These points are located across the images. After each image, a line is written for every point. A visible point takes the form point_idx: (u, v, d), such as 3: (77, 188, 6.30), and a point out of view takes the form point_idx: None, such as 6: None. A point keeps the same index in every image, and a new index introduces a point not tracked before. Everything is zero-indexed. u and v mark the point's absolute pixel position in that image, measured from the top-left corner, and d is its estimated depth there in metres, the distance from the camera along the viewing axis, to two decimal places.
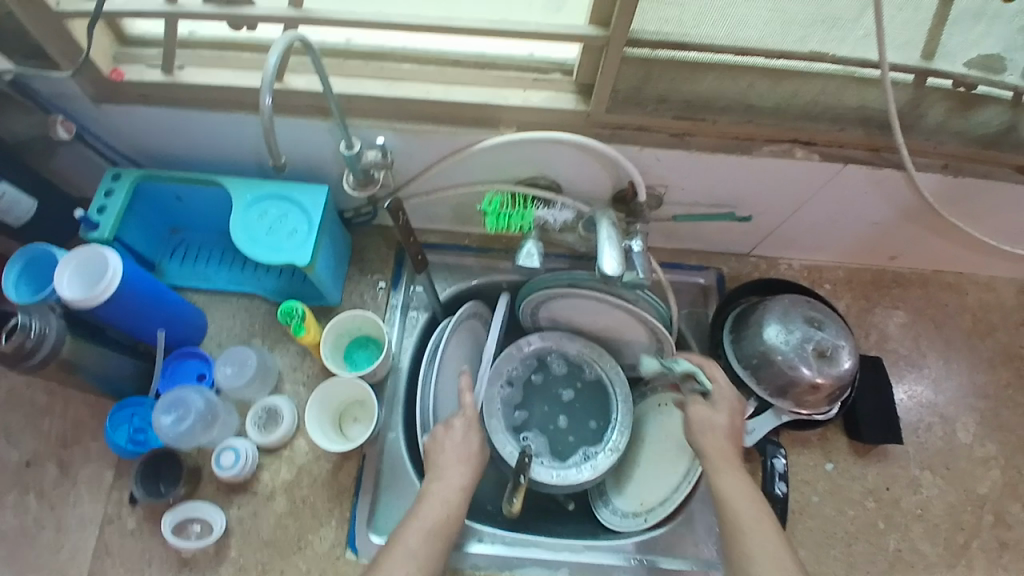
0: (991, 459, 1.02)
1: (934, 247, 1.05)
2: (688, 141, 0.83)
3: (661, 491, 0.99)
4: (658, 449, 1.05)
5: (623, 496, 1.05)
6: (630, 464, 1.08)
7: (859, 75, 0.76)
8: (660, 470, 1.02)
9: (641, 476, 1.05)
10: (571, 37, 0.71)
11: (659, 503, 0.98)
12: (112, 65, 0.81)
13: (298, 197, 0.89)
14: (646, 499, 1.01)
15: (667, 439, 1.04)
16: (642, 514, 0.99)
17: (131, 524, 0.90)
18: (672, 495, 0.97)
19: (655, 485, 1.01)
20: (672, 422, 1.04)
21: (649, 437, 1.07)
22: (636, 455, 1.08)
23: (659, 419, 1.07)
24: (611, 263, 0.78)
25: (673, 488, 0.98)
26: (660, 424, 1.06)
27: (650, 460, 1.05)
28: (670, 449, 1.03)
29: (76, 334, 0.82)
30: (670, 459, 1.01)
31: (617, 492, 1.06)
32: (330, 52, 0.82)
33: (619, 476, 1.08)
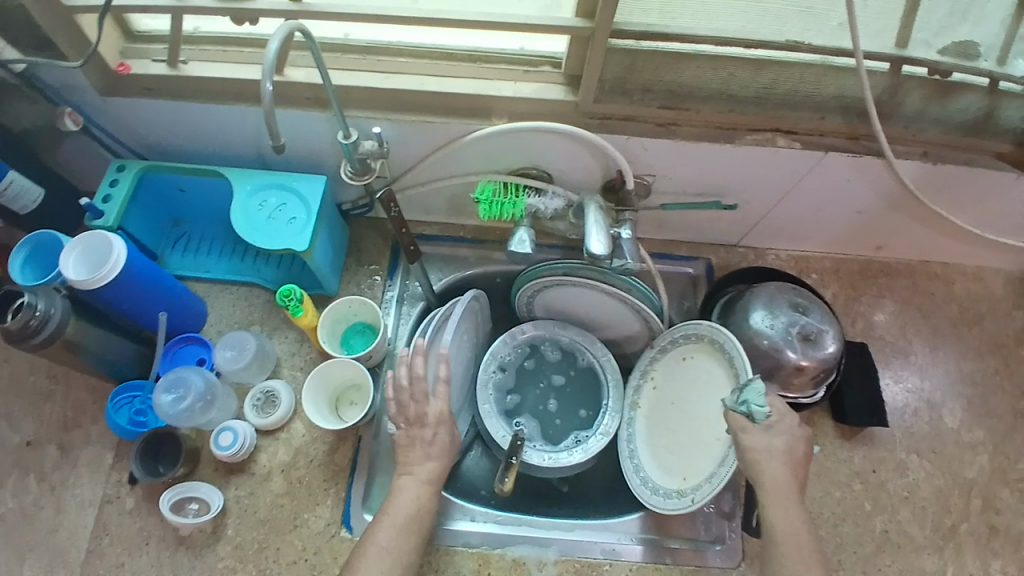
0: (979, 445, 1.04)
1: (918, 236, 1.08)
2: (674, 130, 0.85)
3: (704, 463, 0.90)
4: (690, 414, 0.96)
5: (662, 471, 0.97)
6: (656, 430, 1.00)
7: (835, 64, 0.80)
8: (698, 439, 0.93)
9: (679, 447, 0.96)
10: (556, 28, 0.74)
11: (704, 479, 0.89)
12: (119, 59, 0.85)
13: (299, 187, 0.92)
14: (688, 473, 0.92)
15: (699, 401, 0.95)
16: (689, 494, 0.90)
17: (130, 503, 0.93)
18: (717, 471, 0.87)
19: (699, 457, 0.92)
20: (704, 379, 0.95)
21: (676, 400, 0.99)
22: (665, 423, 1.00)
23: (684, 375, 0.98)
24: (598, 245, 0.81)
25: (719, 462, 0.87)
26: (687, 383, 0.97)
27: (685, 427, 0.96)
28: (705, 411, 0.94)
29: (80, 316, 0.85)
30: (710, 424, 0.92)
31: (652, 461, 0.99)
32: (329, 47, 0.86)
33: (649, 442, 1.01)
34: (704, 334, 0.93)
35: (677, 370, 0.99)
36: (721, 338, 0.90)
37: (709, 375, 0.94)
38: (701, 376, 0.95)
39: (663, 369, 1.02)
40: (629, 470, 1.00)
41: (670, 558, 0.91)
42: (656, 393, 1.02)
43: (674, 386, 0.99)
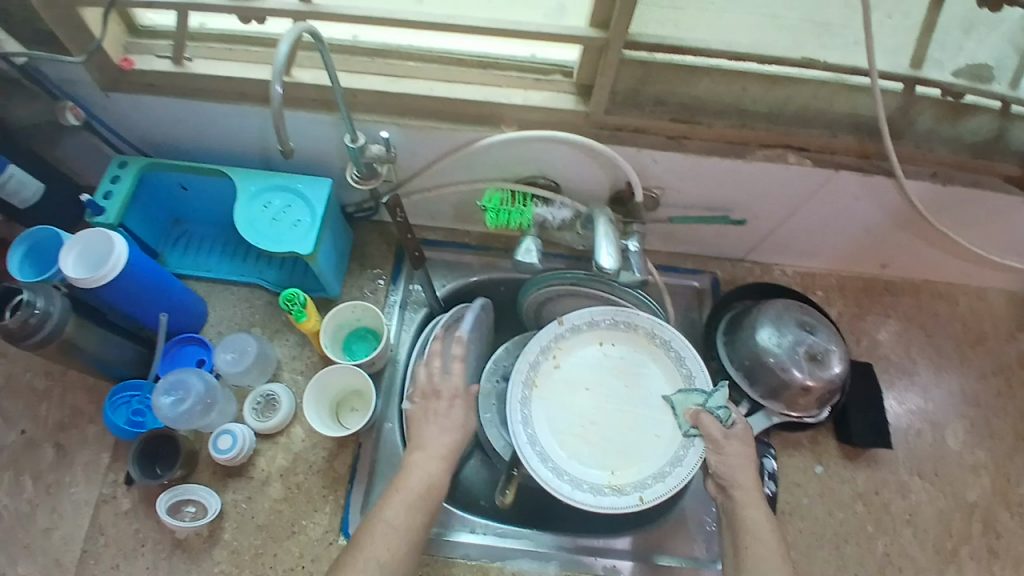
0: (981, 467, 1.03)
1: (925, 255, 1.07)
2: (684, 144, 0.85)
3: (641, 460, 0.91)
4: (602, 406, 0.95)
5: (574, 462, 0.92)
6: (567, 416, 0.94)
7: (850, 83, 0.79)
8: (625, 433, 0.93)
9: (591, 438, 0.93)
10: (570, 38, 0.73)
11: (644, 475, 0.90)
12: (122, 54, 0.84)
13: (303, 189, 0.92)
14: (613, 466, 0.91)
15: (618, 394, 0.96)
16: (631, 490, 0.89)
17: (125, 506, 0.91)
18: (672, 470, 0.89)
19: (631, 451, 0.92)
20: (621, 371, 0.96)
21: (587, 389, 0.96)
22: (574, 410, 0.95)
23: (596, 363, 0.97)
24: (608, 257, 0.80)
25: (670, 460, 0.90)
26: (587, 373, 0.96)
27: (606, 419, 0.94)
28: (626, 403, 0.95)
29: (78, 315, 0.84)
30: (642, 420, 0.94)
31: (555, 448, 0.92)
32: (337, 49, 0.85)
33: (551, 427, 0.93)
34: (640, 326, 0.95)
35: (586, 356, 0.97)
36: (668, 337, 0.94)
37: (632, 368, 0.96)
38: (625, 369, 0.96)
39: (568, 352, 0.97)
40: (533, 461, 0.89)
41: None
42: (557, 375, 0.96)
43: (575, 376, 0.96)
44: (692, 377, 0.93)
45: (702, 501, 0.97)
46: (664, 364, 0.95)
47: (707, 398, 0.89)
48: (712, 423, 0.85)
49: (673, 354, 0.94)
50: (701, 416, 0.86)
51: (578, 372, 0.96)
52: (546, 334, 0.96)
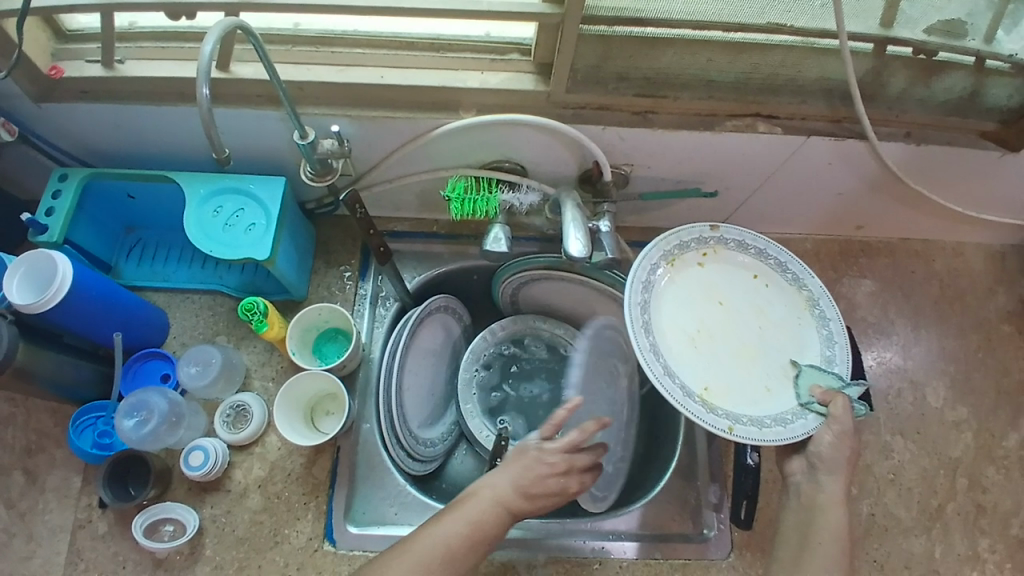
0: (962, 423, 1.05)
1: (900, 214, 1.06)
2: (650, 119, 0.81)
3: (741, 397, 0.85)
4: (733, 337, 0.90)
5: (676, 361, 0.86)
6: (684, 318, 0.89)
7: (820, 46, 0.76)
8: (733, 366, 0.88)
9: (699, 354, 0.88)
10: (525, 17, 0.69)
11: (740, 412, 0.84)
12: (52, 62, 0.78)
13: (255, 190, 0.87)
14: (714, 388, 0.86)
15: (750, 334, 0.90)
16: (723, 415, 0.82)
17: (103, 528, 0.89)
18: (773, 424, 0.82)
19: (732, 386, 0.86)
20: (771, 321, 0.90)
21: (720, 310, 0.91)
22: (697, 322, 0.90)
23: (752, 299, 0.91)
24: (576, 244, 0.77)
25: (774, 415, 0.83)
26: (752, 310, 0.91)
27: (721, 344, 0.89)
28: (754, 344, 0.89)
29: (29, 342, 0.80)
30: (754, 370, 0.88)
31: (664, 342, 0.87)
32: (277, 39, 0.79)
33: (665, 330, 0.88)
34: (805, 292, 0.90)
35: (761, 298, 0.91)
36: (828, 314, 0.88)
37: (776, 327, 0.90)
38: (774, 315, 0.90)
39: (723, 262, 0.92)
40: (640, 331, 0.84)
41: (658, 554, 0.91)
42: (693, 285, 0.91)
43: (737, 302, 0.91)
44: (833, 363, 0.87)
45: (686, 477, 0.97)
46: (812, 335, 0.89)
47: (844, 386, 0.83)
48: (848, 410, 0.79)
49: (825, 332, 0.88)
50: (837, 398, 0.80)
51: (742, 303, 0.91)
52: (690, 235, 0.90)
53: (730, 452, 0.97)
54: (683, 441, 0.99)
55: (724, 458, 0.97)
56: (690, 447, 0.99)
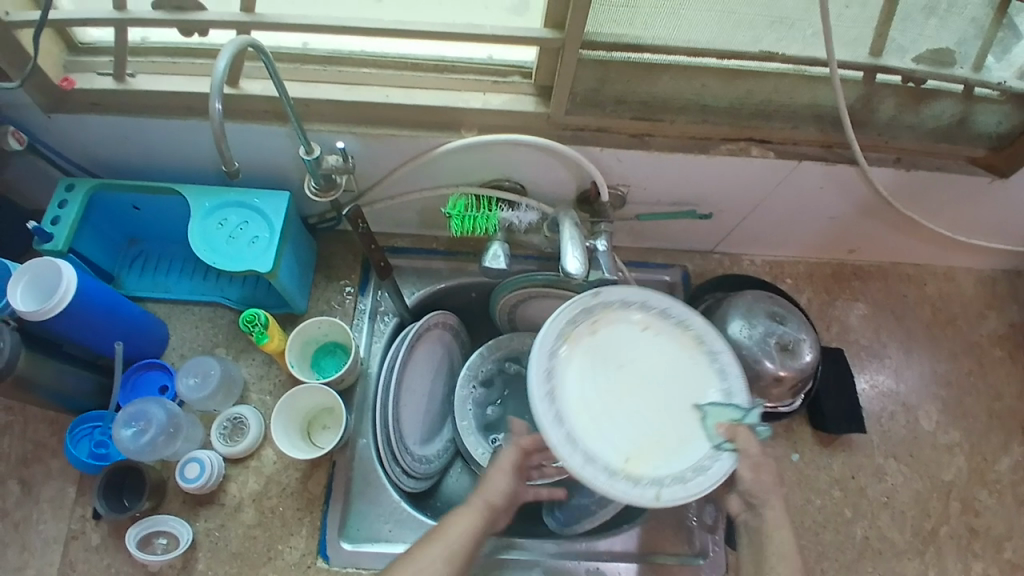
0: (954, 446, 1.05)
1: (891, 239, 1.08)
2: (648, 142, 0.84)
3: (661, 456, 0.77)
4: (637, 393, 0.81)
5: (589, 435, 0.76)
6: (569, 381, 0.79)
7: (809, 74, 0.78)
8: (648, 420, 0.79)
9: (613, 421, 0.78)
10: (527, 40, 0.71)
11: (660, 472, 0.76)
12: (63, 74, 0.80)
13: (259, 204, 0.88)
14: (633, 454, 0.77)
15: (636, 381, 0.81)
16: (647, 482, 0.75)
17: (94, 540, 0.88)
18: (693, 476, 0.76)
19: (649, 445, 0.78)
20: (670, 360, 0.82)
21: (601, 366, 0.81)
22: (596, 384, 0.80)
23: (644, 348, 0.83)
24: (574, 261, 0.79)
25: (693, 467, 0.76)
26: (623, 355, 0.83)
27: (619, 401, 0.80)
28: (642, 389, 0.81)
29: (30, 349, 0.81)
30: (670, 420, 0.79)
31: (572, 419, 0.77)
32: (286, 58, 0.81)
33: (566, 404, 0.78)
34: (686, 325, 0.84)
35: (628, 336, 0.83)
36: (716, 347, 0.82)
37: (659, 361, 0.82)
38: (663, 362, 0.82)
39: (608, 322, 0.83)
40: (549, 421, 0.75)
41: (653, 575, 0.91)
42: (589, 345, 0.82)
43: (618, 349, 0.83)
44: (733, 396, 0.80)
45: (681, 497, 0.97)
46: (702, 372, 0.82)
47: (744, 414, 0.78)
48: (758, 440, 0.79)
49: (715, 366, 0.81)
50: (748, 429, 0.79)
51: (625, 350, 0.83)
52: (574, 308, 0.81)
53: None
54: None
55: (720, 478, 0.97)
56: None
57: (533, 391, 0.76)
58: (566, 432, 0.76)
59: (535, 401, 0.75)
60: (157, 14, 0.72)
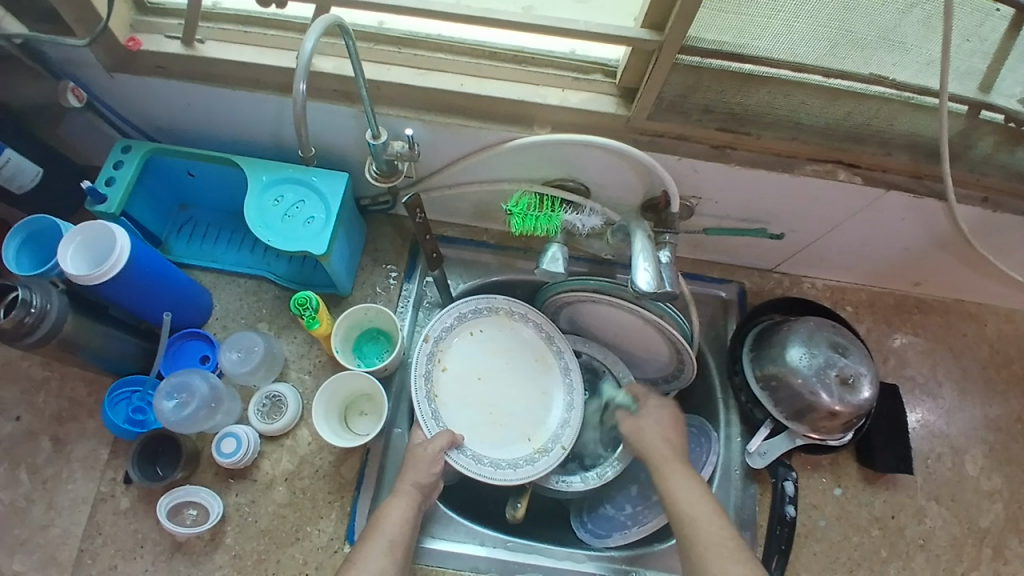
0: (997, 493, 1.01)
1: (960, 276, 1.03)
2: (729, 155, 0.79)
3: (545, 417, 1.00)
4: (497, 389, 1.00)
5: (491, 443, 0.96)
6: (450, 409, 0.96)
7: (917, 101, 0.73)
8: (524, 403, 1.00)
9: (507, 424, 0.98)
10: (620, 40, 0.67)
11: (554, 428, 0.99)
12: (129, 34, 0.77)
13: (318, 184, 0.86)
14: (520, 431, 0.98)
15: (489, 376, 1.01)
16: (552, 445, 0.98)
17: (125, 504, 0.88)
18: (569, 413, 1.00)
19: (531, 415, 1.00)
20: (498, 344, 1.02)
21: (462, 385, 0.98)
22: (467, 402, 0.98)
23: (481, 348, 1.01)
24: (644, 277, 0.76)
25: (564, 408, 1.00)
26: (472, 361, 1.00)
27: (496, 401, 0.99)
28: (500, 376, 1.01)
29: (79, 311, 0.80)
30: (516, 383, 1.01)
31: (479, 444, 0.95)
32: (362, 36, 0.78)
33: (472, 429, 0.96)
34: (500, 308, 1.00)
35: (466, 348, 1.00)
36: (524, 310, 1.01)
37: (487, 343, 1.01)
38: (497, 346, 1.02)
39: (450, 353, 0.99)
40: (472, 466, 0.90)
41: None
42: (445, 378, 0.97)
43: (462, 362, 0.99)
44: (552, 337, 1.02)
45: None
46: (523, 331, 1.02)
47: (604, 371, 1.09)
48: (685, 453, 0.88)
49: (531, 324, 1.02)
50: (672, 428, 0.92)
51: (459, 358, 0.99)
52: (420, 358, 0.94)
53: (768, 500, 0.96)
54: (718, 485, 0.97)
55: (760, 507, 0.95)
56: (724, 493, 0.96)
57: (458, 466, 0.89)
58: (482, 461, 0.92)
59: (465, 468, 0.89)
60: None
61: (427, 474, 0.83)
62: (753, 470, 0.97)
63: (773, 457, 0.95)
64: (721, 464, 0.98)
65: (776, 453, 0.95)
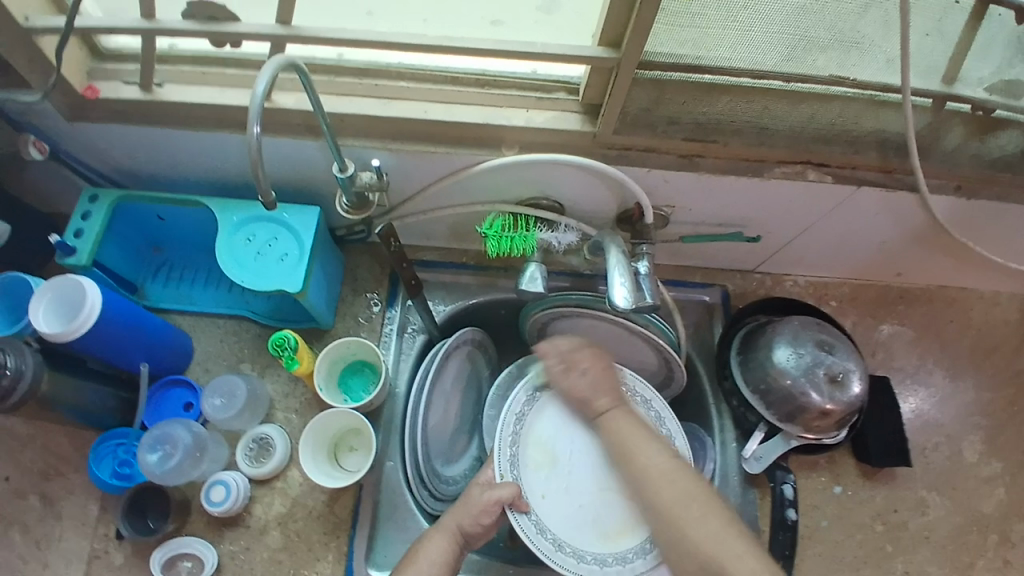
0: (996, 478, 1.01)
1: (940, 264, 1.03)
2: (698, 163, 0.79)
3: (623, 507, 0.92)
4: (583, 464, 0.94)
5: (561, 523, 0.90)
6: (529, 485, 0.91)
7: (880, 99, 0.73)
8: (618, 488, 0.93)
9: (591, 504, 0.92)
10: (579, 59, 0.67)
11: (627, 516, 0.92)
12: (86, 81, 0.76)
13: (289, 220, 0.85)
14: (622, 523, 0.91)
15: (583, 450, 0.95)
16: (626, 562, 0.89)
17: (118, 560, 0.86)
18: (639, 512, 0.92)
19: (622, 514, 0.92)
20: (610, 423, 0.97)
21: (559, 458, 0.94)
22: (555, 477, 0.93)
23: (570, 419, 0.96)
24: (622, 295, 0.76)
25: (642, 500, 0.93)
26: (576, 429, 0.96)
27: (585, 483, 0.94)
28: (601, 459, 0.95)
29: (53, 368, 0.78)
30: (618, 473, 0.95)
31: (559, 524, 0.90)
32: (320, 69, 0.78)
33: (554, 510, 0.91)
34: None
35: (559, 421, 0.96)
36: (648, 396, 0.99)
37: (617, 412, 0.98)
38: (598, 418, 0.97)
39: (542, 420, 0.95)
40: (534, 536, 0.86)
41: None
42: (533, 450, 0.93)
43: (557, 434, 0.95)
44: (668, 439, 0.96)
45: None
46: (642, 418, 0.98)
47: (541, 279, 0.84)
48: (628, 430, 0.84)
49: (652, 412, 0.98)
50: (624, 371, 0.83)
51: (549, 438, 0.95)
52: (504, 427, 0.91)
53: (768, 506, 0.95)
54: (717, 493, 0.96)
55: (761, 511, 0.94)
56: None
57: (520, 532, 0.86)
58: (563, 547, 0.88)
59: (528, 538, 0.85)
60: (189, 25, 0.68)
61: (472, 522, 0.79)
62: (750, 475, 0.96)
63: (770, 460, 0.94)
64: (719, 471, 0.96)
65: (773, 457, 0.94)
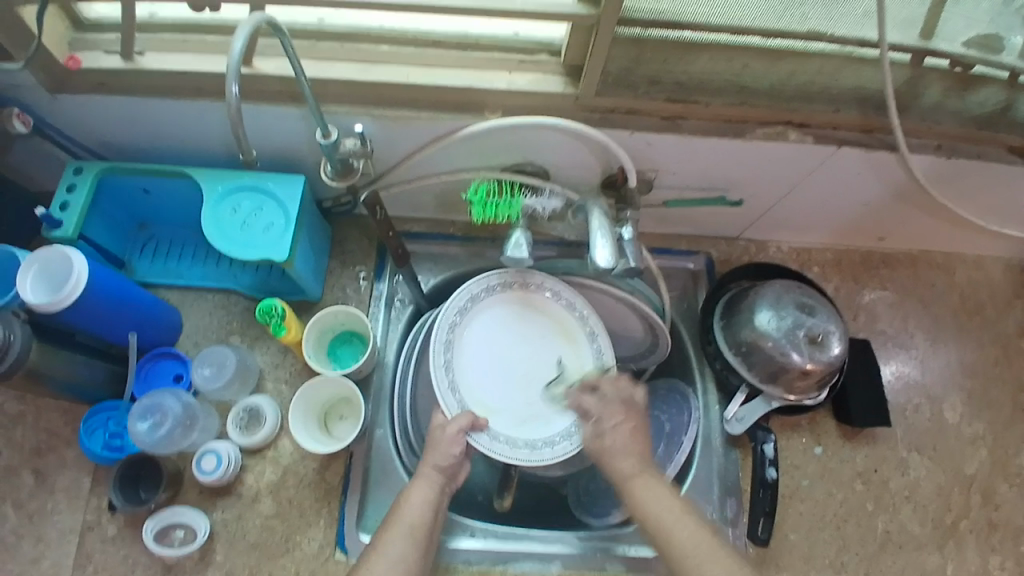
0: (978, 439, 1.03)
1: (922, 227, 1.05)
2: (680, 125, 0.80)
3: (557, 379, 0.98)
4: (511, 364, 0.99)
5: (512, 427, 0.94)
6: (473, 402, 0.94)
7: (858, 54, 0.74)
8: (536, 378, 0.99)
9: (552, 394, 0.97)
10: (560, 17, 0.67)
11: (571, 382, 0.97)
12: (68, 52, 0.76)
13: (273, 189, 0.85)
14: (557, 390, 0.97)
15: (509, 355, 0.99)
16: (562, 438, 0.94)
17: (111, 531, 0.87)
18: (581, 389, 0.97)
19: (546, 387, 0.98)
20: (519, 329, 0.99)
21: (482, 371, 0.97)
22: (493, 381, 0.97)
23: (486, 332, 0.98)
24: (603, 253, 0.77)
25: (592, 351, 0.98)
26: (494, 336, 0.98)
27: (512, 382, 0.98)
28: (524, 357, 0.99)
29: (40, 339, 0.78)
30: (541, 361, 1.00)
31: (514, 430, 0.94)
32: (301, 34, 0.77)
33: (502, 415, 0.95)
34: (513, 281, 0.97)
35: (481, 333, 0.97)
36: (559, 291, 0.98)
37: (535, 317, 0.99)
38: (510, 328, 0.99)
39: (469, 335, 0.96)
40: (508, 452, 0.90)
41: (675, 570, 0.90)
42: (465, 362, 0.95)
43: (478, 349, 0.97)
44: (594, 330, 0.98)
45: (703, 490, 0.97)
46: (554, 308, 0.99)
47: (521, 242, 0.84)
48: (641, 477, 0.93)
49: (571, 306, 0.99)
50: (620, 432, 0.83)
51: (476, 349, 0.97)
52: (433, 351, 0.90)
53: (750, 464, 0.97)
54: (700, 455, 0.98)
55: (743, 471, 0.97)
56: (707, 462, 0.98)
57: (493, 453, 0.89)
58: (518, 444, 0.92)
59: (499, 454, 0.89)
60: None
61: (447, 455, 0.82)
62: (733, 437, 0.98)
63: (754, 420, 0.96)
64: (702, 433, 0.99)
65: (754, 418, 0.96)
